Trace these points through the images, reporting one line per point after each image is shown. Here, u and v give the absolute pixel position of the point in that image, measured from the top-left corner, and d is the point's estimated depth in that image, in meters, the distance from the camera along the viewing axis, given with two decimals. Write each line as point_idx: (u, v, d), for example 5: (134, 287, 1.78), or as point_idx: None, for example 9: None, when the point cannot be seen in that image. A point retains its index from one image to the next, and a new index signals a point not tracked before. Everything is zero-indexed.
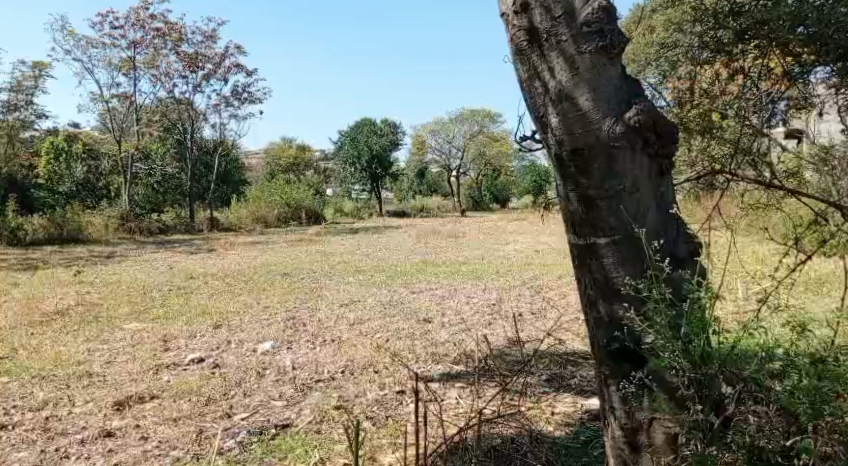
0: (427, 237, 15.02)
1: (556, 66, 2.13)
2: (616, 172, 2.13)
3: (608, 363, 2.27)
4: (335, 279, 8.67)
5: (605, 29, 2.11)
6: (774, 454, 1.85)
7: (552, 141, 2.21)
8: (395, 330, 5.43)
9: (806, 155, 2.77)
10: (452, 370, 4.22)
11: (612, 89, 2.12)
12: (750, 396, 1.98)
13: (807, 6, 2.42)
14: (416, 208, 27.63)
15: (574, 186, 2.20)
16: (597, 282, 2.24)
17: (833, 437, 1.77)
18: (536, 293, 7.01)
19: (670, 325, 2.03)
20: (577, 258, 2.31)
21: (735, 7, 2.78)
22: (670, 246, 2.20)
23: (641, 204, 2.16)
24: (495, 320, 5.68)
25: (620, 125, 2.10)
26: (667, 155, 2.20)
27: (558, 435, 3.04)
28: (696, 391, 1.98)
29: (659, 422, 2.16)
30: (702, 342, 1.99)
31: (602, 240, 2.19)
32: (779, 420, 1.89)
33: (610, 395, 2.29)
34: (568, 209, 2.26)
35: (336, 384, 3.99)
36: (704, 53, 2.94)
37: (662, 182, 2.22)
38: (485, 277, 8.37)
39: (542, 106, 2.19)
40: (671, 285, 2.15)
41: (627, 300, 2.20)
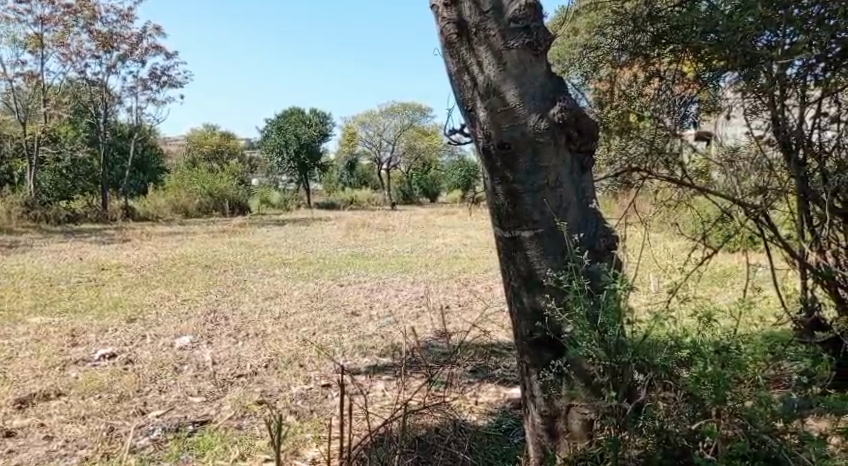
0: (355, 230, 14.92)
1: (485, 61, 2.16)
2: (540, 167, 2.17)
3: (531, 352, 2.35)
4: (260, 271, 8.48)
5: (532, 26, 2.14)
6: (681, 437, 1.97)
7: (480, 134, 2.23)
8: (322, 323, 5.38)
9: (713, 155, 2.87)
10: (379, 362, 4.21)
11: (537, 85, 2.16)
12: (661, 383, 2.05)
13: (718, 14, 2.58)
14: (344, 200, 27.39)
15: (500, 180, 2.23)
16: (521, 274, 2.29)
17: (733, 419, 1.93)
18: (463, 285, 7.09)
19: (588, 316, 2.10)
20: (503, 250, 2.35)
21: (653, 11, 2.91)
22: (589, 240, 2.26)
23: (563, 199, 2.22)
24: (423, 313, 5.72)
25: (545, 121, 2.15)
26: (588, 152, 2.27)
27: (481, 423, 3.10)
28: (610, 378, 2.06)
29: (575, 409, 2.23)
30: (618, 332, 2.04)
31: (526, 233, 2.24)
32: (686, 406, 2.00)
33: (531, 384, 2.38)
34: (494, 202, 2.29)
35: (258, 378, 3.90)
36: (623, 55, 3.11)
37: (583, 178, 2.28)
38: (414, 270, 8.40)
39: (471, 100, 2.21)
40: (589, 277, 2.22)
41: (549, 292, 2.27)
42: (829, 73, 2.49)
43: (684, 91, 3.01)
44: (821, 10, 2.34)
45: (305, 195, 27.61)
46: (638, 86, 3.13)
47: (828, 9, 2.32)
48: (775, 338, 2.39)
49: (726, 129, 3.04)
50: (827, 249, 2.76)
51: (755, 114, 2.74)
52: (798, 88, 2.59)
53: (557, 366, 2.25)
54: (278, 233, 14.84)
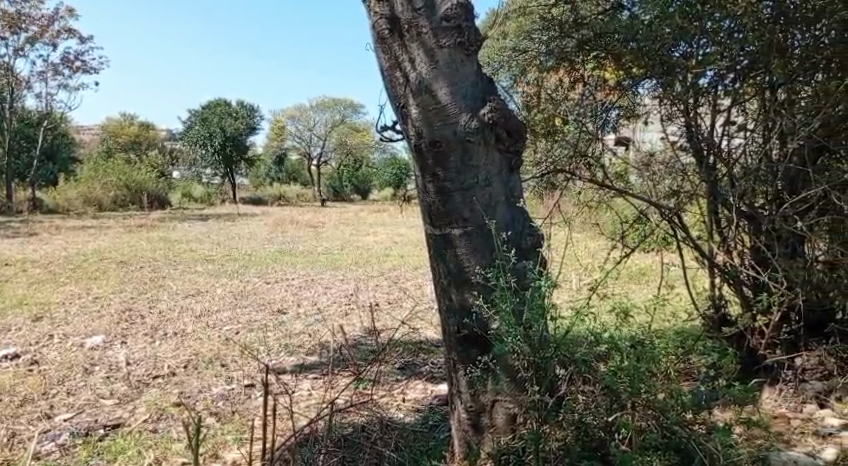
0: (282, 227, 14.62)
1: (417, 58, 2.15)
2: (470, 165, 2.19)
3: (458, 349, 2.37)
4: (180, 268, 8.17)
5: (463, 26, 2.17)
6: (598, 429, 2.07)
7: (411, 132, 2.22)
8: (246, 322, 5.24)
9: (632, 159, 2.96)
10: (306, 361, 4.15)
11: (469, 85, 2.17)
12: (580, 377, 2.10)
13: (639, 23, 2.73)
14: (271, 195, 26.78)
15: (431, 178, 2.23)
16: (451, 272, 2.31)
17: (647, 411, 2.05)
18: (393, 283, 7.08)
19: (514, 312, 2.13)
20: (433, 248, 2.36)
21: (578, 19, 3.06)
22: (516, 238, 2.30)
23: (492, 198, 2.25)
24: (352, 310, 5.67)
25: (475, 121, 2.16)
26: (517, 152, 2.30)
27: (408, 420, 3.10)
28: (533, 373, 2.11)
29: (500, 404, 2.26)
30: (542, 328, 2.09)
31: (456, 231, 2.26)
32: (603, 399, 2.07)
33: (458, 380, 2.40)
34: (425, 200, 2.30)
35: (176, 379, 3.76)
36: (549, 60, 3.22)
37: (512, 177, 2.32)
38: (344, 267, 8.33)
39: (403, 97, 2.20)
40: (516, 274, 2.26)
41: (477, 289, 2.29)
42: (738, 83, 2.64)
43: (604, 97, 3.09)
44: (731, 24, 2.52)
45: (230, 189, 26.81)
46: (562, 91, 3.21)
47: (737, 23, 2.50)
48: (683, 333, 2.53)
49: (643, 133, 3.06)
50: (734, 250, 2.90)
51: (671, 119, 2.85)
52: (710, 97, 2.72)
53: (484, 362, 2.29)
54: (201, 228, 14.37)
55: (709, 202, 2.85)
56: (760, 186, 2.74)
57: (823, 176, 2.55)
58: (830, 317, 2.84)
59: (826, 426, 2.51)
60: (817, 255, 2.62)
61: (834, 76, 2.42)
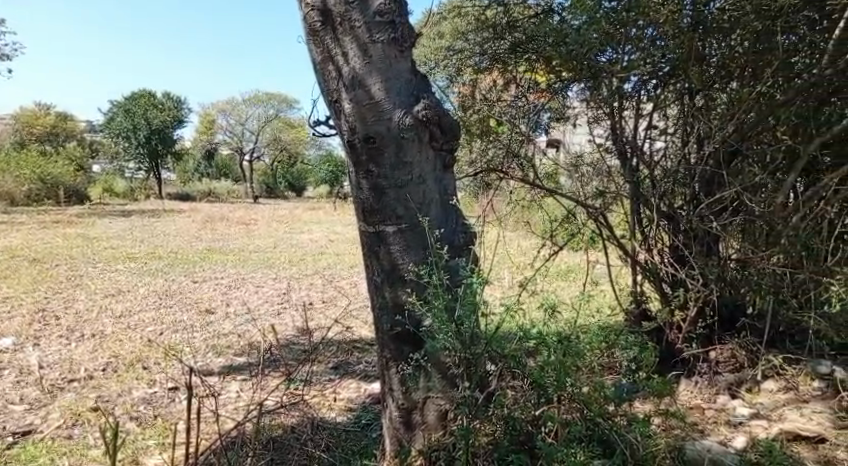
0: (212, 224, 14.21)
1: (350, 52, 2.14)
2: (404, 162, 2.19)
3: (390, 346, 2.37)
4: (100, 267, 7.80)
5: (397, 21, 2.17)
6: (526, 423, 2.13)
7: (344, 127, 2.21)
8: (172, 322, 5.06)
9: (562, 161, 3.05)
10: (235, 362, 4.04)
11: (402, 81, 2.17)
12: (510, 372, 2.15)
13: (568, 28, 2.81)
14: (200, 192, 25.94)
15: (365, 174, 2.22)
16: (384, 270, 2.30)
17: (572, 404, 2.11)
18: (327, 282, 7.00)
19: (446, 308, 2.15)
20: (366, 245, 2.34)
21: (511, 21, 3.08)
22: (449, 235, 2.32)
23: (425, 195, 2.25)
24: (284, 309, 5.57)
25: (409, 118, 2.17)
26: (451, 150, 2.32)
27: (340, 420, 3.06)
28: (465, 369, 2.15)
29: (431, 401, 2.28)
30: (474, 324, 2.12)
31: (389, 228, 2.25)
32: (532, 394, 2.13)
33: (390, 378, 2.40)
34: (359, 197, 2.28)
35: (94, 383, 3.59)
36: (484, 61, 3.24)
37: (445, 175, 2.33)
38: (276, 266, 8.16)
39: (336, 91, 2.17)
40: (448, 271, 2.27)
41: (410, 286, 2.29)
42: (659, 89, 2.80)
43: (537, 99, 3.16)
44: (654, 32, 2.62)
45: (156, 184, 25.81)
46: (496, 91, 3.26)
47: (660, 31, 2.60)
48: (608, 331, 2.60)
49: (573, 137, 3.18)
50: (654, 248, 3.00)
51: (597, 122, 2.96)
52: (634, 101, 2.87)
53: (416, 359, 2.30)
54: (125, 225, 13.79)
55: (632, 203, 2.95)
56: (679, 188, 2.88)
57: (736, 178, 2.71)
58: (741, 311, 2.98)
59: (738, 415, 2.64)
60: (730, 253, 2.78)
61: (746, 84, 2.60)
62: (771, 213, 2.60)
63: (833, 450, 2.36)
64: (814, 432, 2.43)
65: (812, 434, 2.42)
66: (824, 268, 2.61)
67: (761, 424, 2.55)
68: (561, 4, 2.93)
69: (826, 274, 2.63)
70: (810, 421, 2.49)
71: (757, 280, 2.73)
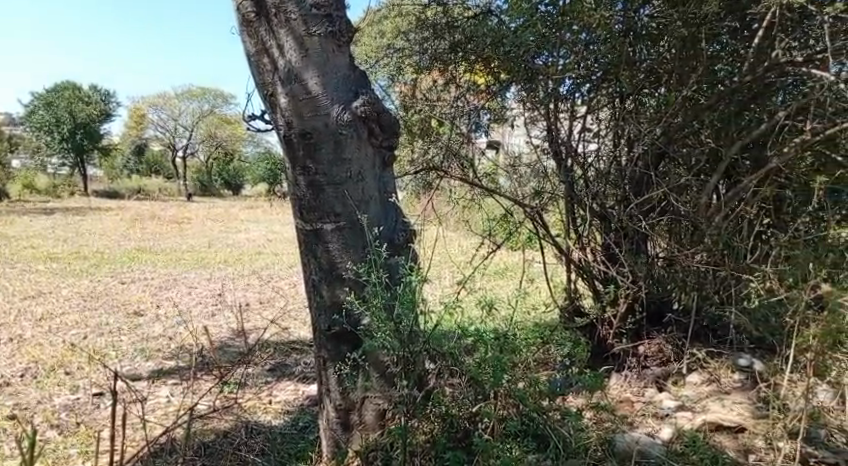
0: (143, 223, 13.69)
1: (286, 45, 2.10)
2: (343, 159, 2.17)
3: (328, 347, 2.34)
4: (19, 267, 7.39)
5: (333, 15, 2.14)
6: (463, 419, 2.15)
7: (280, 122, 2.17)
8: (97, 326, 4.84)
9: (501, 162, 3.09)
10: (165, 366, 3.90)
11: (340, 76, 2.16)
12: (448, 370, 2.16)
13: (505, 30, 2.87)
14: (130, 190, 24.95)
15: (302, 170, 2.18)
16: (322, 268, 2.27)
17: (508, 400, 2.15)
18: (265, 282, 6.85)
19: (385, 307, 2.14)
20: (304, 243, 2.30)
21: (450, 21, 3.11)
22: (388, 233, 2.31)
23: (364, 193, 2.23)
24: (219, 311, 5.42)
25: (347, 114, 2.15)
26: (390, 148, 2.31)
27: (277, 423, 2.98)
28: (403, 368, 2.13)
29: (370, 400, 2.29)
30: (412, 322, 2.10)
31: (327, 226, 2.22)
32: (469, 391, 2.14)
33: (328, 379, 2.37)
34: (297, 194, 2.24)
35: (11, 390, 3.39)
36: (424, 59, 3.22)
37: (385, 173, 2.32)
38: (211, 266, 7.94)
39: (271, 85, 2.14)
40: (388, 269, 2.27)
41: (349, 285, 2.27)
42: (593, 93, 2.86)
43: (478, 101, 3.14)
44: (588, 37, 2.70)
45: (82, 182, 24.67)
46: (436, 91, 3.24)
47: (594, 36, 2.68)
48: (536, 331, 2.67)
49: (512, 139, 3.20)
50: (588, 246, 3.08)
51: (534, 123, 2.98)
52: (569, 104, 2.90)
53: (354, 359, 2.28)
54: (48, 223, 13.11)
55: (567, 203, 2.99)
56: (611, 189, 2.97)
57: (663, 179, 2.84)
58: (668, 307, 3.06)
59: (664, 407, 2.74)
60: (658, 252, 2.90)
61: (673, 89, 2.73)
62: (695, 213, 2.75)
63: (752, 438, 2.49)
64: (734, 421, 2.55)
65: (732, 424, 2.55)
66: (743, 265, 2.75)
67: (686, 415, 2.66)
68: (500, 7, 3.00)
69: (745, 271, 2.75)
70: (731, 411, 2.61)
71: (682, 276, 2.89)
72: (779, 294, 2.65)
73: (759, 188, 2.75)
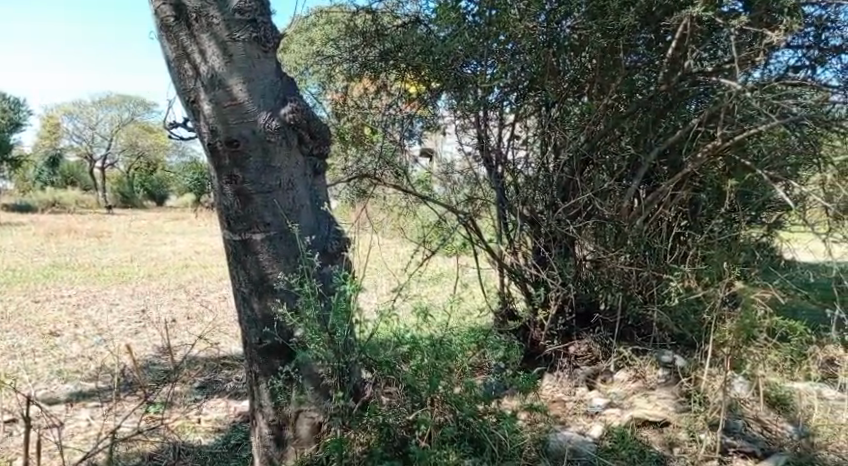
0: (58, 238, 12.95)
1: (208, 50, 2.05)
2: (272, 167, 2.12)
3: (259, 361, 2.27)
4: None
5: (259, 20, 2.10)
6: (400, 428, 2.15)
7: (204, 129, 2.11)
8: (9, 348, 4.53)
9: (434, 170, 3.13)
10: (85, 388, 3.69)
11: (267, 83, 2.11)
12: (384, 379, 2.22)
13: (433, 38, 2.89)
14: (44, 202, 23.61)
15: (228, 179, 2.12)
16: (252, 280, 2.20)
17: (444, 406, 2.18)
18: (192, 296, 6.62)
19: (319, 318, 2.12)
20: (232, 254, 2.24)
21: (379, 28, 3.09)
22: (321, 242, 2.27)
23: (295, 201, 2.19)
24: (143, 328, 5.18)
25: (275, 121, 2.11)
26: (321, 155, 2.28)
27: (206, 443, 2.87)
28: (337, 379, 2.16)
29: (304, 414, 2.23)
30: (347, 332, 2.10)
31: (257, 236, 2.16)
32: (406, 399, 2.18)
33: (260, 393, 2.30)
34: (223, 204, 2.18)
35: None
36: (354, 67, 3.22)
37: (316, 182, 2.29)
38: (134, 281, 7.59)
39: (194, 91, 2.08)
40: (320, 279, 2.24)
41: (280, 296, 2.21)
42: (521, 101, 2.92)
43: (410, 110, 3.13)
44: (514, 47, 2.74)
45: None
46: (367, 98, 3.25)
47: (519, 46, 2.72)
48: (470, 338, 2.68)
49: (444, 146, 3.19)
50: (519, 250, 3.10)
51: (465, 131, 3.03)
52: (498, 111, 2.95)
53: (286, 372, 2.22)
54: None
55: (498, 209, 3.07)
56: (539, 195, 3.07)
57: (588, 184, 2.95)
58: (595, 307, 3.12)
59: (594, 405, 2.81)
60: (585, 254, 2.99)
61: (595, 98, 2.83)
62: (619, 217, 2.84)
63: (676, 432, 2.60)
64: (659, 416, 2.65)
65: (657, 419, 2.65)
66: (662, 265, 2.87)
67: (614, 412, 2.74)
68: (429, 16, 2.93)
69: (665, 271, 2.89)
70: (656, 406, 2.71)
71: (607, 277, 2.99)
72: (696, 291, 2.81)
73: (676, 191, 2.86)
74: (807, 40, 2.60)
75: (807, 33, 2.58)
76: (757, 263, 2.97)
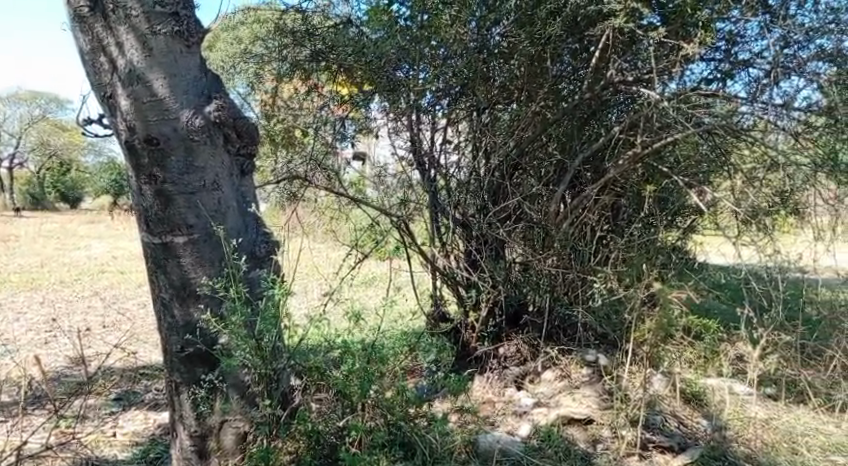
0: None
1: (126, 43, 1.96)
2: (195, 167, 2.04)
3: (180, 370, 2.17)
4: None
5: (181, 14, 2.02)
6: (329, 435, 2.14)
7: (121, 126, 2.01)
8: None
9: (367, 173, 3.08)
10: None
11: (190, 79, 2.03)
12: (314, 385, 2.20)
13: (365, 40, 2.86)
14: None
15: (148, 180, 2.02)
16: (173, 285, 2.11)
17: (376, 410, 2.15)
18: (109, 304, 6.29)
19: (245, 323, 2.05)
20: (152, 258, 2.13)
21: (310, 29, 3.02)
22: (249, 245, 2.20)
23: (221, 203, 2.11)
24: (54, 338, 4.87)
25: (199, 118, 2.03)
26: (248, 156, 2.21)
27: (123, 457, 2.72)
28: (265, 387, 2.12)
29: (228, 424, 2.14)
30: (274, 338, 2.07)
31: (179, 239, 2.07)
32: (336, 405, 2.17)
33: (181, 404, 2.19)
34: (143, 205, 2.07)
35: None
36: (284, 66, 3.14)
37: (243, 183, 2.22)
38: (44, 288, 7.14)
39: (110, 86, 1.98)
40: (248, 283, 2.17)
41: (204, 302, 2.13)
42: (452, 106, 2.93)
43: (342, 112, 3.11)
44: (445, 52, 2.74)
45: None
46: (298, 100, 3.21)
47: (450, 50, 2.73)
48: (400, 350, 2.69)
49: (378, 149, 3.13)
50: (451, 253, 3.14)
51: (398, 134, 3.00)
52: (430, 115, 2.96)
53: (209, 381, 2.14)
54: None
55: (431, 212, 3.07)
56: (471, 199, 3.08)
57: (517, 188, 3.01)
58: (524, 309, 3.16)
59: (522, 405, 2.86)
60: (515, 257, 3.03)
61: (524, 105, 2.90)
62: (546, 220, 2.94)
63: (599, 429, 2.67)
64: (584, 414, 2.71)
65: (582, 416, 2.71)
66: (587, 267, 2.97)
67: (542, 411, 2.78)
68: (360, 18, 2.91)
69: (590, 272, 2.99)
70: (581, 404, 2.77)
71: (536, 279, 3.05)
72: (618, 293, 2.90)
73: (600, 196, 2.97)
74: (718, 54, 2.72)
75: (719, 47, 2.70)
76: (673, 265, 3.13)
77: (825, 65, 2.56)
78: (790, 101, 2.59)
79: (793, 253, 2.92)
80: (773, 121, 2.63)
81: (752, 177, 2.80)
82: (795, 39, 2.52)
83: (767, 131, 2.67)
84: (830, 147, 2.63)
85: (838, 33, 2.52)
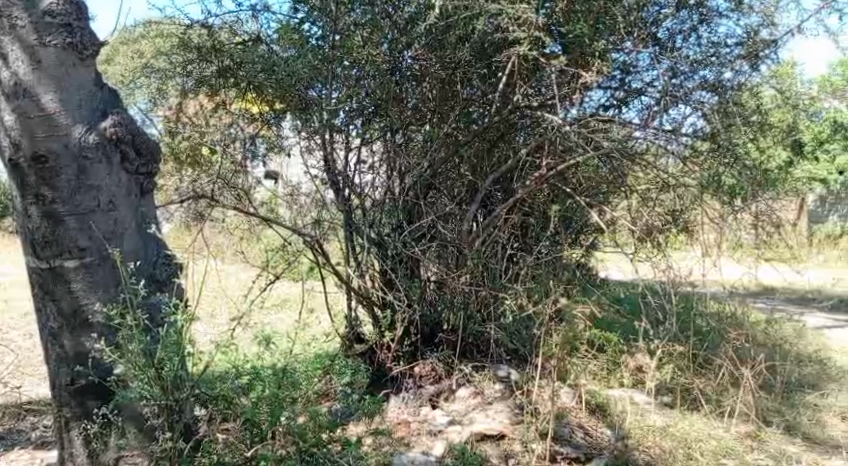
0: None
1: (12, 54, 1.84)
2: (87, 185, 1.91)
3: (72, 404, 2.03)
4: None
5: (74, 25, 1.92)
6: None
7: (5, 143, 1.87)
8: None
9: (279, 192, 3.04)
10: None
11: (83, 93, 1.92)
12: (220, 415, 2.11)
13: (275, 57, 2.77)
14: None
15: (35, 199, 1.89)
16: (63, 312, 1.96)
17: (287, 438, 2.07)
18: None
19: (146, 351, 1.91)
20: (38, 284, 1.98)
21: (216, 44, 2.93)
22: (148, 268, 2.07)
23: (118, 223, 1.98)
24: None
25: (93, 135, 1.92)
26: (148, 174, 2.09)
27: None
28: (165, 419, 1.94)
29: (125, 460, 2.00)
30: (176, 367, 1.91)
31: (69, 263, 1.93)
32: (245, 433, 2.08)
33: (72, 441, 2.05)
34: (29, 227, 1.93)
35: None
36: (189, 82, 3.05)
37: (142, 203, 2.09)
38: None
39: None
40: (147, 309, 2.03)
41: (97, 331, 1.98)
42: (365, 126, 2.93)
43: (252, 130, 3.04)
44: (359, 72, 2.77)
45: None
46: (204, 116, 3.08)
47: (364, 71, 2.75)
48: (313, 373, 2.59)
49: (290, 169, 3.11)
50: (367, 273, 3.08)
51: (310, 152, 2.95)
52: (344, 134, 2.92)
53: (102, 415, 2.01)
54: None
55: (344, 232, 3.04)
56: (386, 218, 3.07)
57: (430, 208, 3.06)
58: (439, 327, 3.18)
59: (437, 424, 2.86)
60: (429, 275, 3.06)
61: (436, 126, 2.94)
62: (460, 239, 3.00)
63: (511, 443, 2.72)
64: (496, 429, 2.76)
65: (495, 432, 2.75)
66: (498, 284, 3.03)
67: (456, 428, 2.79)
68: (270, 36, 2.86)
69: (501, 290, 3.04)
70: (493, 420, 2.81)
71: (450, 297, 3.10)
72: (528, 309, 2.98)
73: (508, 215, 3.06)
74: (615, 83, 2.88)
75: (615, 76, 2.86)
76: (578, 280, 3.29)
77: (708, 95, 2.82)
78: (678, 128, 2.81)
79: (684, 268, 3.10)
80: (664, 145, 2.83)
81: (647, 198, 3.00)
82: (681, 70, 2.73)
83: (658, 155, 2.89)
84: (715, 171, 2.87)
85: (718, 65, 2.82)
